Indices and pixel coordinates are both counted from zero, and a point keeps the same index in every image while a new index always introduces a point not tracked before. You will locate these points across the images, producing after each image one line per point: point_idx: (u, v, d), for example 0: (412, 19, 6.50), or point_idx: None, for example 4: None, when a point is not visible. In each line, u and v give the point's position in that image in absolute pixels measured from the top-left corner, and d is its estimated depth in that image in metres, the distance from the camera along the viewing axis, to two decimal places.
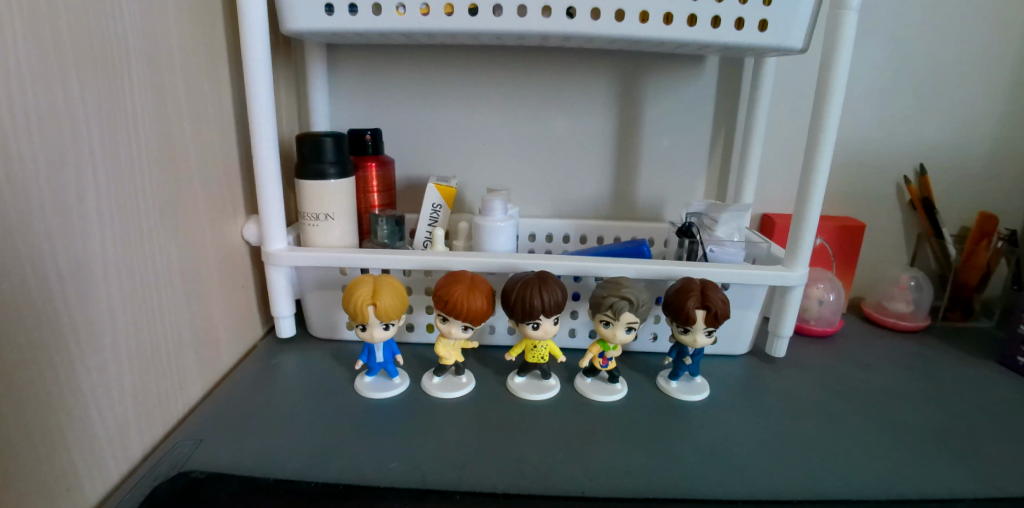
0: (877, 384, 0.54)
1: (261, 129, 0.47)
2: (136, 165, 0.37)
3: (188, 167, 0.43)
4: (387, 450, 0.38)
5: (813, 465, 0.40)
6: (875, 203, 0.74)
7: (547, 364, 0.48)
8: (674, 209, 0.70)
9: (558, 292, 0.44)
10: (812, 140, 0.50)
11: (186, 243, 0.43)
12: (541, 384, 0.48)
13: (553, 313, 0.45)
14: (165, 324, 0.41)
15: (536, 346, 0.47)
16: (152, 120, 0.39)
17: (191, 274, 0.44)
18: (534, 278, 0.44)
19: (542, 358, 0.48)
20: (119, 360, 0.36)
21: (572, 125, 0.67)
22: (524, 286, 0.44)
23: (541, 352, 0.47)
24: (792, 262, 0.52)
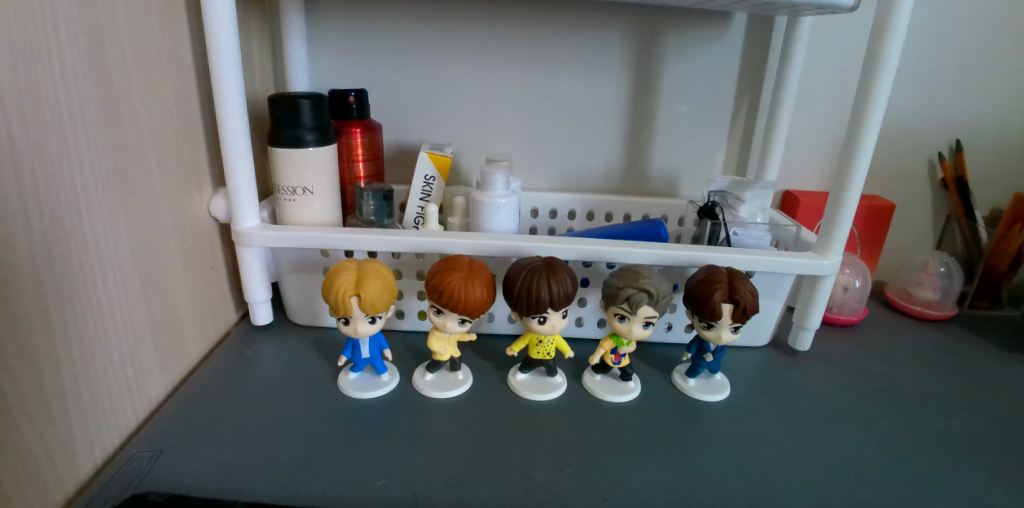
0: (904, 382, 0.51)
1: (225, 91, 0.40)
2: (70, 136, 0.31)
3: (139, 137, 0.37)
4: (375, 465, 0.34)
5: (843, 483, 0.37)
6: (904, 181, 0.68)
7: (553, 360, 0.44)
8: (689, 184, 0.65)
9: (568, 282, 0.39)
10: (856, 115, 0.44)
11: (140, 223, 0.37)
12: (546, 382, 0.44)
13: (562, 305, 0.40)
14: (116, 318, 0.35)
15: (541, 342, 0.43)
16: (89, 80, 0.32)
17: (148, 261, 0.38)
18: (541, 266, 0.39)
19: (547, 354, 0.43)
20: (60, 369, 0.30)
21: (581, 88, 0.60)
22: (530, 276, 0.39)
23: (546, 348, 0.43)
24: (825, 248, 0.47)
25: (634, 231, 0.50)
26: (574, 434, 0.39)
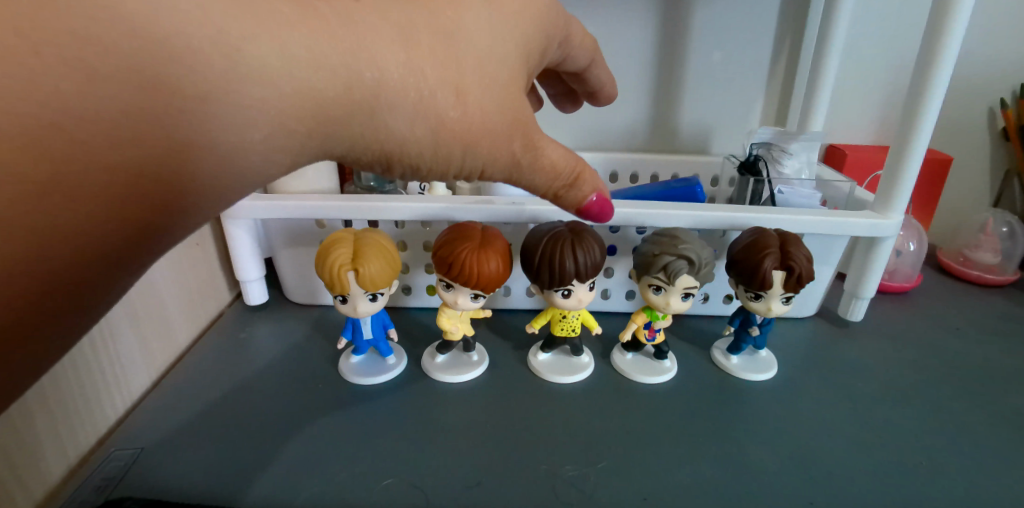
0: (970, 354, 0.45)
1: None
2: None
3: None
4: (382, 463, 0.30)
5: (916, 473, 0.32)
6: (960, 132, 0.61)
7: (577, 337, 0.40)
8: (723, 140, 0.59)
9: (596, 250, 0.34)
10: (928, 46, 0.37)
11: None
12: (570, 363, 0.40)
13: (590, 276, 0.35)
14: None
15: (565, 317, 0.39)
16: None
17: None
18: (565, 232, 0.34)
19: (572, 330, 0.40)
20: None
21: (601, 34, 0.54)
22: (553, 245, 0.34)
23: (571, 324, 0.39)
24: (885, 207, 0.42)
25: (667, 193, 0.44)
26: (603, 420, 0.35)
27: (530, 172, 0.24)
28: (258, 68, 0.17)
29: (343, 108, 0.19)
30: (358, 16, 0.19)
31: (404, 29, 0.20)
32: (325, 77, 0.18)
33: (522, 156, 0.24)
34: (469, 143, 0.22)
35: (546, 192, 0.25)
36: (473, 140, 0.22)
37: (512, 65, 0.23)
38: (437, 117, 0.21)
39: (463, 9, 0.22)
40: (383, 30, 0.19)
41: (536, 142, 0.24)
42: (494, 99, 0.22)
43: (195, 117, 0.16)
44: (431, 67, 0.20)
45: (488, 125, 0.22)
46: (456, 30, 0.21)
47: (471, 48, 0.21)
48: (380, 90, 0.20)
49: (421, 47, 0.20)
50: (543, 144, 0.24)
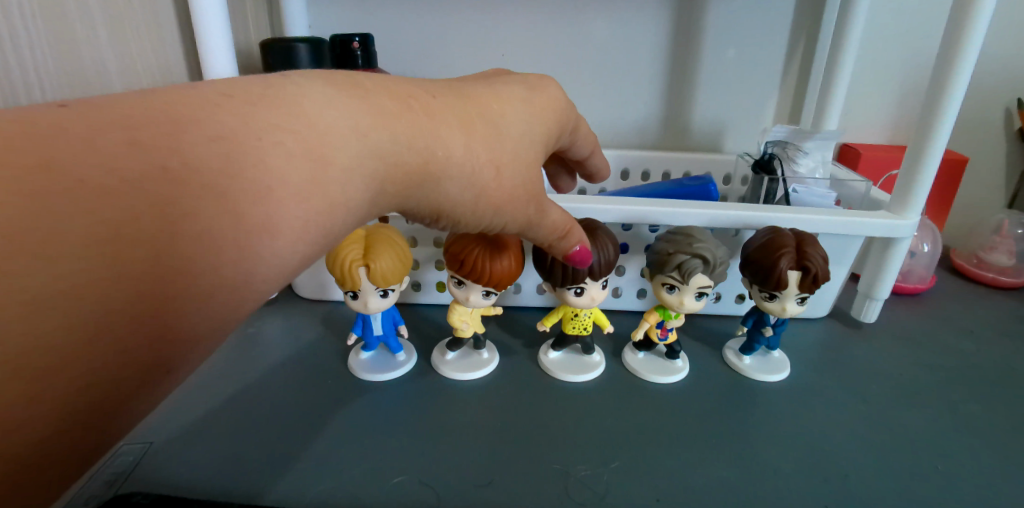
0: (986, 357, 0.45)
1: (209, 41, 0.37)
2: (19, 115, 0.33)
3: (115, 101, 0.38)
4: (393, 460, 0.30)
5: (933, 478, 0.32)
6: (976, 132, 0.61)
7: (589, 336, 0.40)
8: (735, 137, 0.58)
9: (610, 248, 0.34)
10: (949, 41, 0.36)
11: None
12: (581, 362, 0.39)
13: (603, 274, 0.34)
14: None
15: (577, 315, 0.39)
16: (52, 56, 0.34)
17: None
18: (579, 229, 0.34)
19: (584, 329, 0.39)
20: None
21: (614, 30, 0.53)
22: None
23: (583, 323, 0.39)
24: (901, 207, 0.41)
25: (679, 191, 0.44)
26: (615, 420, 0.34)
27: (544, 227, 0.26)
28: (353, 148, 0.20)
29: (408, 181, 0.22)
30: (425, 107, 0.22)
31: (459, 114, 0.23)
32: (394, 153, 0.21)
33: (534, 216, 0.25)
34: (498, 207, 0.24)
35: (544, 242, 0.27)
36: (501, 204, 0.24)
37: (545, 147, 0.26)
38: (478, 184, 0.23)
39: (508, 99, 0.25)
40: (442, 116, 0.22)
41: (547, 205, 0.26)
42: (526, 172, 0.24)
43: (301, 198, 0.18)
44: (481, 145, 0.23)
45: (516, 195, 0.24)
46: (501, 115, 0.24)
47: (512, 129, 0.24)
48: (437, 163, 0.22)
49: (471, 128, 0.23)
50: (549, 206, 0.26)
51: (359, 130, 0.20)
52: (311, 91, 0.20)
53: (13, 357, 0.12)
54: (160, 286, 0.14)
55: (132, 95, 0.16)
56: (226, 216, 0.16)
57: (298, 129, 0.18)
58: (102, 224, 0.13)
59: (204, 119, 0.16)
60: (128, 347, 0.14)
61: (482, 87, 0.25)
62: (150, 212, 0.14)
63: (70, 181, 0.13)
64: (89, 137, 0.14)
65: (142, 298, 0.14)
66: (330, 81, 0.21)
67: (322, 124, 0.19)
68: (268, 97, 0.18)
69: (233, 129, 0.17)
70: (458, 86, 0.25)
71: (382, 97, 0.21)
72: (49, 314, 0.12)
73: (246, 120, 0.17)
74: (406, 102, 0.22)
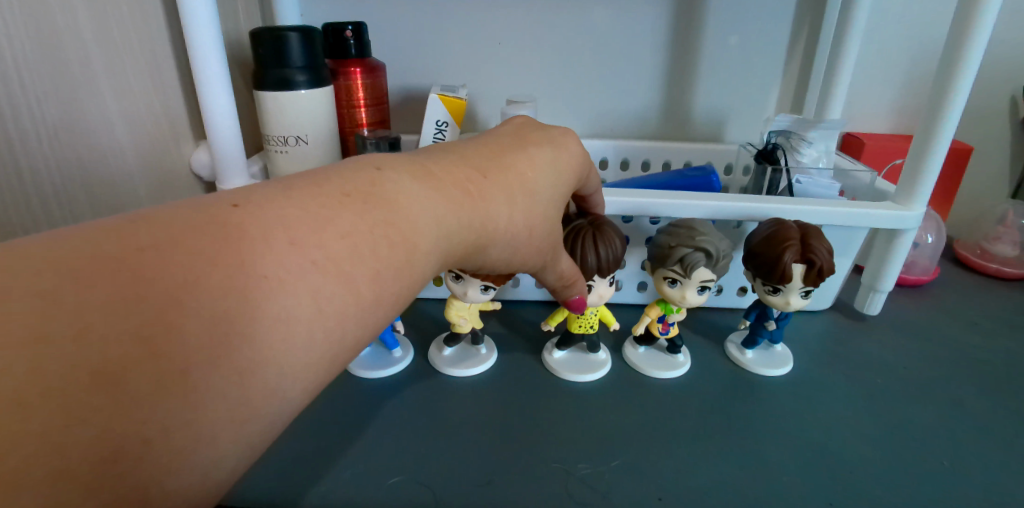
0: (991, 348, 0.44)
1: (199, 44, 0.36)
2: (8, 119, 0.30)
3: (97, 85, 0.35)
4: (389, 460, 0.30)
5: (939, 472, 0.31)
6: (981, 120, 0.60)
7: (595, 334, 0.39)
8: (736, 126, 0.57)
9: (616, 243, 0.33)
10: (959, 25, 0.35)
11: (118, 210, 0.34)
12: (588, 361, 0.39)
13: (610, 272, 0.34)
14: None
15: (584, 314, 0.38)
16: (30, 44, 0.31)
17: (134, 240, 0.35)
18: (585, 226, 0.33)
19: (590, 328, 0.39)
20: None
21: (613, 15, 0.52)
22: (573, 238, 0.33)
23: (588, 320, 0.38)
24: (907, 199, 0.40)
25: (682, 182, 0.43)
26: (616, 415, 0.34)
27: (554, 272, 0.29)
28: (436, 233, 0.21)
29: (461, 254, 0.23)
30: (482, 187, 0.23)
31: (504, 188, 0.24)
32: (460, 234, 0.22)
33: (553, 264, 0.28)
34: (529, 262, 0.26)
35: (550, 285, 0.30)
36: (532, 259, 0.26)
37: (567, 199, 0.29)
38: (518, 245, 0.25)
39: (538, 164, 0.27)
40: (497, 192, 0.24)
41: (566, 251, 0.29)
42: (549, 232, 0.27)
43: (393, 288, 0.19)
44: (523, 216, 0.25)
45: (542, 251, 0.26)
46: (535, 185, 0.26)
47: (546, 196, 0.26)
48: (488, 233, 0.24)
49: (517, 200, 0.25)
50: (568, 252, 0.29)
51: (442, 214, 0.21)
52: (399, 181, 0.21)
53: (161, 432, 0.12)
54: (266, 361, 0.15)
55: (267, 189, 0.18)
56: (354, 300, 0.17)
57: (395, 222, 0.19)
58: (248, 309, 0.14)
59: (332, 212, 0.18)
60: (238, 426, 0.14)
61: (516, 148, 0.27)
62: (299, 302, 0.15)
63: (236, 267, 0.14)
64: (214, 226, 0.15)
65: (282, 380, 0.15)
66: (403, 168, 0.22)
67: (417, 217, 0.20)
68: (375, 195, 0.19)
69: (352, 229, 0.18)
70: (493, 152, 0.26)
71: (448, 180, 0.22)
72: (185, 388, 0.13)
73: (362, 207, 0.19)
74: (466, 184, 0.23)
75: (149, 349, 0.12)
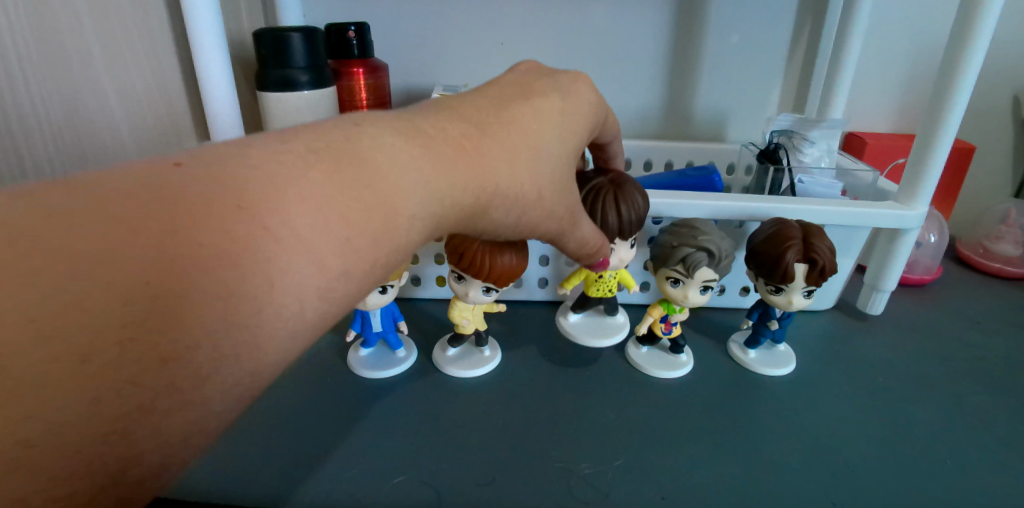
0: (995, 347, 0.44)
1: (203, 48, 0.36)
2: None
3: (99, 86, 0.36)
4: (392, 461, 0.30)
5: (941, 472, 0.31)
6: (983, 119, 0.60)
7: (613, 298, 0.41)
8: (738, 125, 0.57)
9: (637, 201, 0.33)
10: (960, 25, 0.35)
11: None
12: (606, 325, 0.41)
13: (633, 231, 0.34)
14: None
15: (601, 278, 0.40)
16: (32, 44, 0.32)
17: None
18: (607, 185, 0.33)
19: (608, 290, 0.40)
20: None
21: (615, 14, 0.52)
22: (595, 197, 0.33)
23: (607, 284, 0.40)
24: (909, 198, 0.40)
25: (684, 181, 0.43)
26: (618, 415, 0.34)
27: (574, 240, 0.28)
28: (425, 195, 0.19)
29: (461, 216, 0.22)
30: (479, 146, 0.22)
31: (507, 147, 0.23)
32: (455, 196, 0.21)
33: (567, 228, 0.27)
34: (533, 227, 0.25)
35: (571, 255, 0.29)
36: (538, 224, 0.25)
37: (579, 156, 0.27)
38: (522, 209, 0.24)
39: (540, 116, 0.25)
40: (496, 151, 0.22)
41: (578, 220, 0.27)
42: (559, 190, 0.25)
43: None
44: (525, 173, 0.23)
45: (551, 212, 0.25)
46: (538, 139, 0.24)
47: (550, 155, 0.25)
48: (489, 195, 0.22)
49: (519, 160, 0.23)
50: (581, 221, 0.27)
51: (432, 175, 0.20)
52: (376, 140, 0.19)
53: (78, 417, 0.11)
54: (251, 329, 0.14)
55: (223, 150, 0.16)
56: (319, 272, 0.16)
57: (370, 184, 0.18)
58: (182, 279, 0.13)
59: (301, 173, 0.16)
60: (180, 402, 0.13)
61: (520, 102, 0.25)
62: (248, 276, 0.14)
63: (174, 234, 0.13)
64: (151, 188, 0.14)
65: (235, 356, 0.14)
66: (385, 127, 0.20)
67: (397, 178, 0.19)
68: (351, 156, 0.18)
69: (320, 191, 0.16)
70: (494, 106, 0.24)
71: (435, 139, 0.21)
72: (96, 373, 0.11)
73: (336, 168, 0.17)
74: (465, 143, 0.22)
75: (51, 332, 0.11)
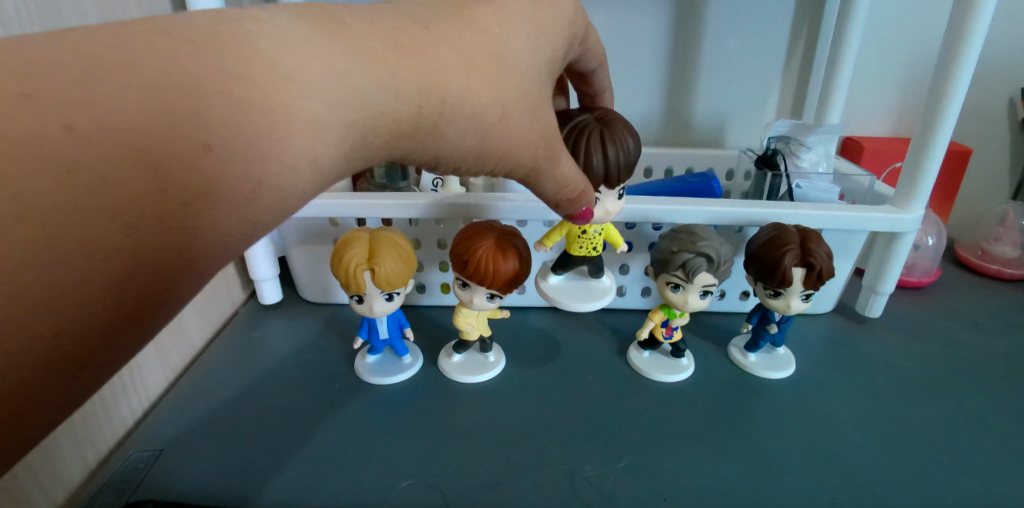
0: (993, 349, 0.45)
1: None
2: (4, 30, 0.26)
3: None
4: (400, 465, 0.30)
5: (939, 472, 0.32)
6: (980, 123, 0.60)
7: (598, 257, 0.37)
8: (736, 132, 0.58)
9: (627, 143, 0.29)
10: (953, 34, 0.36)
11: None
12: (591, 288, 0.36)
13: (623, 177, 0.30)
14: None
15: (585, 234, 0.36)
16: None
17: None
18: (593, 123, 0.28)
19: (592, 249, 0.37)
20: None
21: (614, 24, 0.53)
22: (579, 136, 0.28)
23: (592, 241, 0.36)
24: (905, 202, 0.41)
25: (684, 187, 0.43)
26: (621, 419, 0.35)
27: (552, 180, 0.22)
28: (348, 104, 0.16)
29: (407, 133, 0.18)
30: (423, 44, 0.18)
31: (461, 49, 0.19)
32: (395, 102, 0.17)
33: (543, 163, 0.22)
34: (502, 155, 0.20)
35: (550, 199, 0.23)
36: (508, 150, 0.20)
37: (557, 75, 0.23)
38: (482, 128, 0.19)
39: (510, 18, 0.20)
40: (446, 52, 0.18)
41: (560, 154, 0.22)
42: (531, 111, 0.21)
43: None
44: (484, 82, 0.19)
45: (523, 137, 0.20)
46: (504, 45, 0.20)
47: (520, 62, 0.20)
48: (438, 107, 0.18)
49: (476, 66, 0.19)
50: (563, 156, 0.22)
51: (359, 82, 0.16)
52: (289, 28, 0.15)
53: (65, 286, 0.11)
54: (211, 220, 0.13)
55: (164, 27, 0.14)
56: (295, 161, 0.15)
57: (323, 76, 0.15)
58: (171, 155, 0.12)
59: (162, 53, 0.13)
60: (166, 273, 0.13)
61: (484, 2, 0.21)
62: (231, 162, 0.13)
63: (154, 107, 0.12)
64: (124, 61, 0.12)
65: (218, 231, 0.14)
66: (300, 17, 0.16)
67: (312, 75, 0.15)
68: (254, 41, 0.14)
69: (257, 76, 0.14)
70: (449, 7, 0.20)
71: (371, 34, 0.17)
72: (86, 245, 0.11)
73: (217, 48, 0.13)
74: (402, 40, 0.17)
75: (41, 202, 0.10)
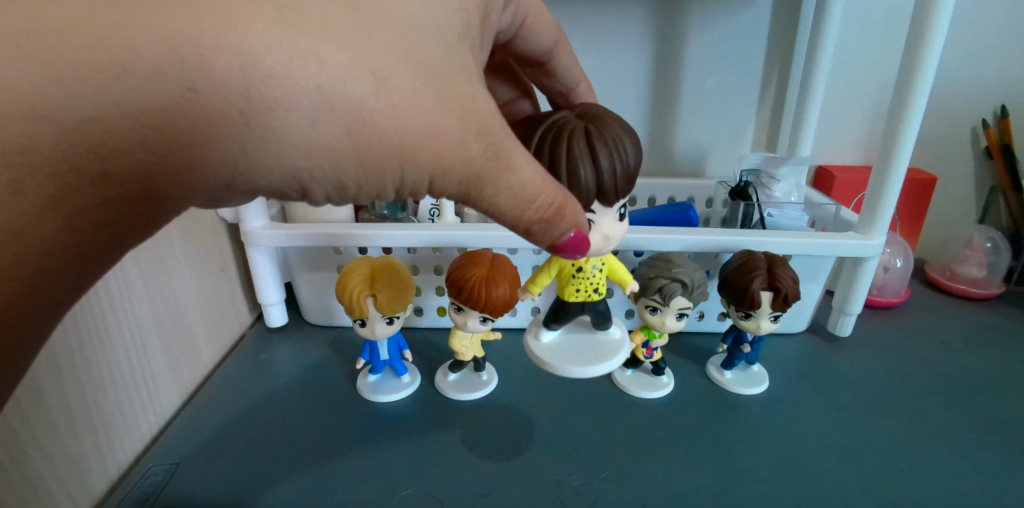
0: (956, 365, 0.47)
1: None
2: None
3: None
4: (398, 476, 0.33)
5: (896, 480, 0.34)
6: (945, 152, 0.64)
7: (597, 301, 0.38)
8: (716, 162, 0.61)
9: (627, 148, 0.29)
10: (903, 79, 0.40)
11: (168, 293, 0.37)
12: (596, 346, 0.36)
13: (626, 189, 0.30)
14: (119, 352, 0.33)
15: (582, 272, 0.37)
16: None
17: (173, 309, 0.38)
18: (583, 126, 0.28)
19: (590, 290, 0.37)
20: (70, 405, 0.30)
21: (600, 64, 0.57)
22: (568, 141, 0.27)
23: (590, 281, 0.37)
24: (868, 229, 0.44)
25: (664, 216, 0.47)
26: (604, 432, 0.37)
27: (506, 193, 0.20)
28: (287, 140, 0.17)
29: (340, 143, 0.18)
30: (348, 43, 0.17)
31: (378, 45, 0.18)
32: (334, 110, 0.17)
33: (488, 169, 0.20)
34: (436, 165, 0.19)
35: (518, 225, 0.22)
36: (448, 161, 0.19)
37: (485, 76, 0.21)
38: (409, 134, 0.18)
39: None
40: (361, 51, 0.17)
41: (511, 162, 0.20)
42: (457, 101, 0.19)
43: None
44: (401, 83, 0.18)
45: (464, 145, 0.19)
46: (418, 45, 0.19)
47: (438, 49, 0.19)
48: (371, 123, 0.18)
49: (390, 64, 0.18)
50: (513, 164, 0.20)
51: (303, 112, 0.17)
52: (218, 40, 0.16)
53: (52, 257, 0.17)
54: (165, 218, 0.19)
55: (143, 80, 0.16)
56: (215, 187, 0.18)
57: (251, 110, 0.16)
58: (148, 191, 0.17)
59: (122, 99, 0.15)
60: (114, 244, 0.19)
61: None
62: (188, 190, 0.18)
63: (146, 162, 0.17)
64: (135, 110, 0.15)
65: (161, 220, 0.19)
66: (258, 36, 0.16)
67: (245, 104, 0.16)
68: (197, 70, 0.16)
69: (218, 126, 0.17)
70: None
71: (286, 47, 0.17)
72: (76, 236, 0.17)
73: (157, 100, 0.16)
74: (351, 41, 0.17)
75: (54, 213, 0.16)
